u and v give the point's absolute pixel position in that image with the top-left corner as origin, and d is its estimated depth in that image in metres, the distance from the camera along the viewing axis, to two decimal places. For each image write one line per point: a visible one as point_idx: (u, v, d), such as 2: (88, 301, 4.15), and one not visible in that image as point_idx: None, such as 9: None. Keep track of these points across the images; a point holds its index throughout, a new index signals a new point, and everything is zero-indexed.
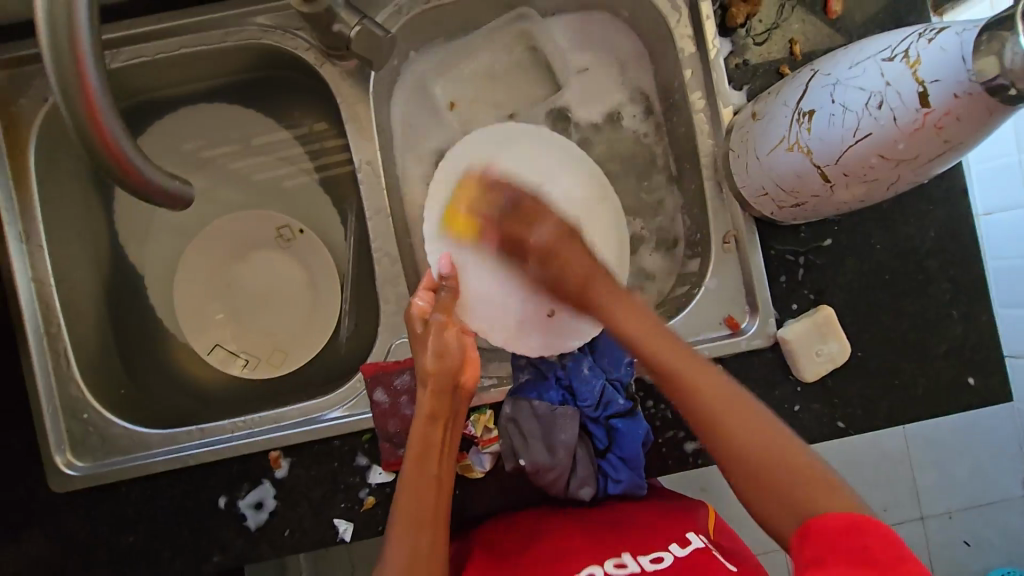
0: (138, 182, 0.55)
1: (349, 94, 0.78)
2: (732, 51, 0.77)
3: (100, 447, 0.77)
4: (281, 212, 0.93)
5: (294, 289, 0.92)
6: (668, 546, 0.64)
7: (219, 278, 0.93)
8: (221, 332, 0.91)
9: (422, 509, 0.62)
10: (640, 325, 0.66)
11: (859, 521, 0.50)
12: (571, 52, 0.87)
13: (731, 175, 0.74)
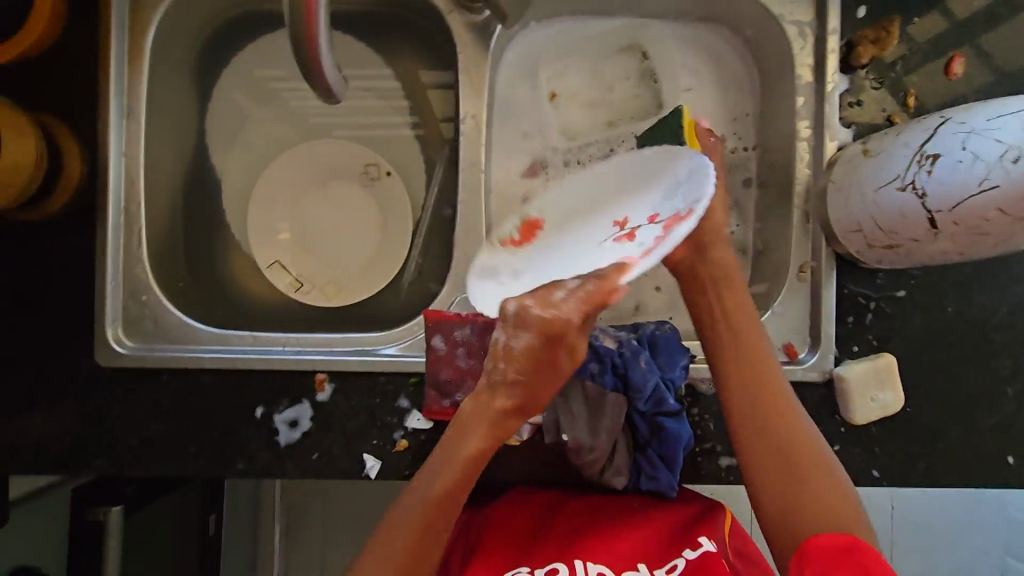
0: (316, 69, 0.57)
1: (469, 47, 0.79)
2: (847, 89, 0.78)
3: (153, 332, 0.77)
4: (368, 149, 0.94)
5: (364, 225, 0.93)
6: (683, 551, 0.65)
7: (292, 198, 0.93)
8: (284, 250, 0.91)
9: (450, 487, 0.62)
10: (733, 341, 0.67)
11: (852, 542, 0.55)
12: (685, 58, 0.88)
13: (826, 208, 0.74)
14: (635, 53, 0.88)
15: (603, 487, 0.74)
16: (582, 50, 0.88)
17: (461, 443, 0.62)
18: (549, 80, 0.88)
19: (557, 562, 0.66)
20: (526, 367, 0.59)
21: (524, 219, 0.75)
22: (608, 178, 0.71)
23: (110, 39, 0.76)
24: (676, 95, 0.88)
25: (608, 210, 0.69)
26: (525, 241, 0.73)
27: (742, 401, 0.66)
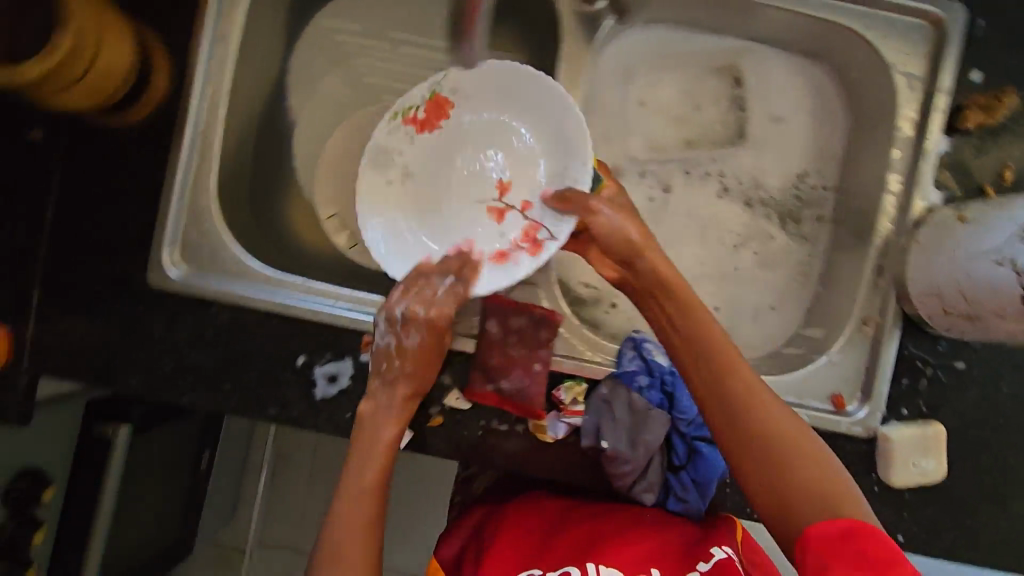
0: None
1: (575, 38, 0.78)
2: (946, 151, 0.76)
3: (209, 261, 0.75)
4: None
5: None
6: (694, 564, 0.62)
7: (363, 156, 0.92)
8: (346, 206, 0.91)
9: (373, 484, 0.66)
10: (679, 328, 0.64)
11: (856, 526, 0.51)
12: (779, 92, 0.88)
13: (906, 268, 0.74)
14: (730, 77, 0.88)
15: (629, 499, 0.73)
16: (683, 67, 0.88)
17: (380, 433, 0.68)
18: (641, 89, 0.89)
19: (568, 564, 0.65)
20: (427, 356, 0.71)
21: (434, 93, 0.78)
22: (517, 120, 0.79)
23: None
24: (762, 130, 0.88)
25: (481, 139, 0.81)
26: (429, 122, 0.80)
27: (719, 410, 0.60)
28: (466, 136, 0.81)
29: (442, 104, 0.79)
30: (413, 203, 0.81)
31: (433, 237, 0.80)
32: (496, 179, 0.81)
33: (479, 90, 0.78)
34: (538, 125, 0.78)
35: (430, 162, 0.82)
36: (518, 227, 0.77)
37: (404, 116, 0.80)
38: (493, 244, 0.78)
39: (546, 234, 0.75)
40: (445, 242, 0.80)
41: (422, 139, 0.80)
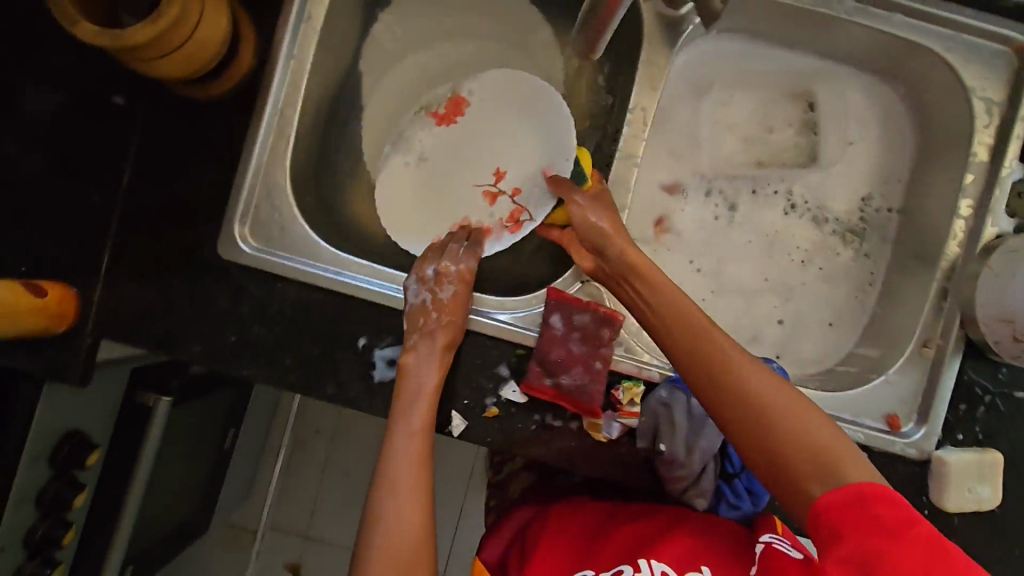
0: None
1: (654, 41, 0.78)
2: (1022, 179, 0.76)
3: (277, 235, 0.76)
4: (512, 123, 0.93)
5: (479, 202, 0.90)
6: (746, 568, 0.60)
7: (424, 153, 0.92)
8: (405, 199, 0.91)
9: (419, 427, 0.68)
10: (660, 307, 0.65)
11: (883, 491, 0.50)
12: (851, 111, 0.88)
13: (974, 293, 0.73)
14: (802, 104, 0.89)
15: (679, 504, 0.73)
16: (761, 83, 0.88)
17: (422, 380, 0.70)
18: (716, 105, 0.89)
19: (622, 563, 0.63)
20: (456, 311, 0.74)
21: (454, 93, 0.91)
22: (515, 115, 0.89)
23: None
24: (834, 154, 0.88)
25: (488, 134, 0.89)
26: (448, 116, 0.91)
27: (708, 386, 0.59)
28: (473, 128, 0.90)
29: (459, 103, 0.91)
30: (420, 180, 0.89)
31: (432, 212, 0.88)
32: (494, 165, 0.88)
33: (491, 92, 0.90)
34: (532, 123, 0.88)
35: (445, 141, 0.90)
36: (506, 210, 0.86)
37: (429, 110, 0.91)
38: (486, 221, 0.86)
39: (526, 216, 0.84)
40: (436, 220, 0.87)
41: (444, 129, 0.90)
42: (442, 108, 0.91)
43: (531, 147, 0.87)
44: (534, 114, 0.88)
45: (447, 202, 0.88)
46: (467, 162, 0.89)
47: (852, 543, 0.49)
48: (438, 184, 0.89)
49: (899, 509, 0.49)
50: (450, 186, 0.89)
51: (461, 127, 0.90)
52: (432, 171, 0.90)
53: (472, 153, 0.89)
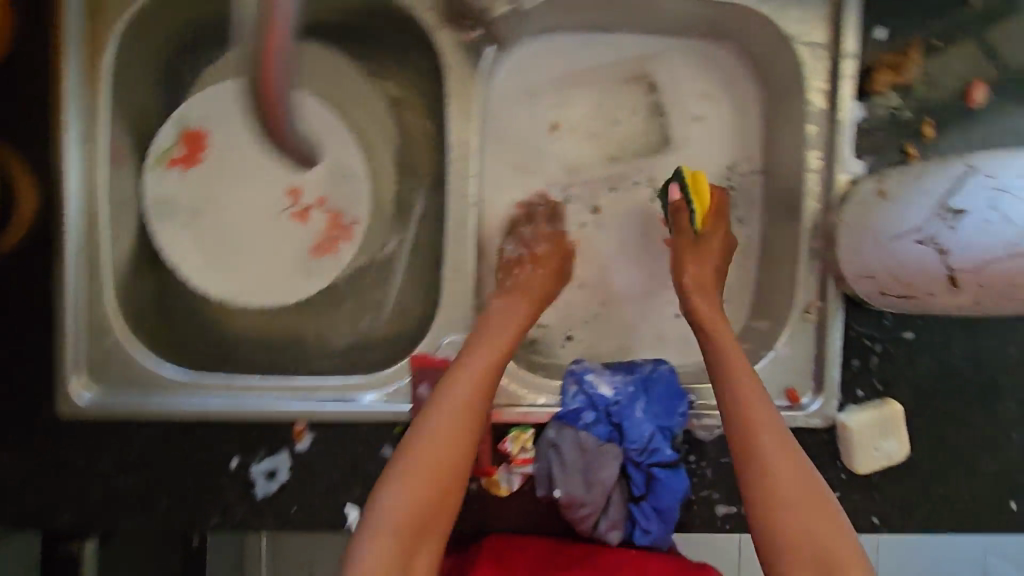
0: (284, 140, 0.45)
1: (457, 68, 0.72)
2: (861, 117, 0.73)
3: (120, 377, 0.71)
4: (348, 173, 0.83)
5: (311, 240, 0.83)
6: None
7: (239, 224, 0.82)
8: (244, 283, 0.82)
9: (467, 432, 0.61)
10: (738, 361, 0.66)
11: None
12: (695, 77, 0.83)
13: (837, 249, 0.70)
14: (644, 85, 0.83)
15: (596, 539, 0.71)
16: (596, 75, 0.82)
17: (480, 359, 0.65)
18: (553, 109, 0.83)
19: None
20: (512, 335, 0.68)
21: (181, 128, 0.81)
22: None
23: (62, 60, 0.68)
24: (681, 134, 0.83)
25: (253, 159, 0.82)
26: (192, 156, 0.81)
27: (759, 436, 0.60)
28: (240, 160, 0.82)
29: (196, 137, 0.81)
30: (210, 239, 0.81)
31: (248, 264, 0.82)
32: (282, 186, 0.82)
33: (224, 112, 0.81)
34: (301, 131, 0.82)
35: (211, 186, 0.81)
36: (323, 222, 0.83)
37: (166, 159, 0.80)
38: (315, 246, 0.83)
39: (349, 219, 0.83)
40: (255, 267, 0.82)
41: (195, 172, 0.81)
42: (182, 151, 0.80)
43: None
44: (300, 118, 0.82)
45: (257, 247, 0.82)
46: (253, 195, 0.82)
47: None
48: (239, 233, 0.82)
49: None
50: (249, 228, 0.82)
51: (220, 164, 0.81)
52: (216, 223, 0.81)
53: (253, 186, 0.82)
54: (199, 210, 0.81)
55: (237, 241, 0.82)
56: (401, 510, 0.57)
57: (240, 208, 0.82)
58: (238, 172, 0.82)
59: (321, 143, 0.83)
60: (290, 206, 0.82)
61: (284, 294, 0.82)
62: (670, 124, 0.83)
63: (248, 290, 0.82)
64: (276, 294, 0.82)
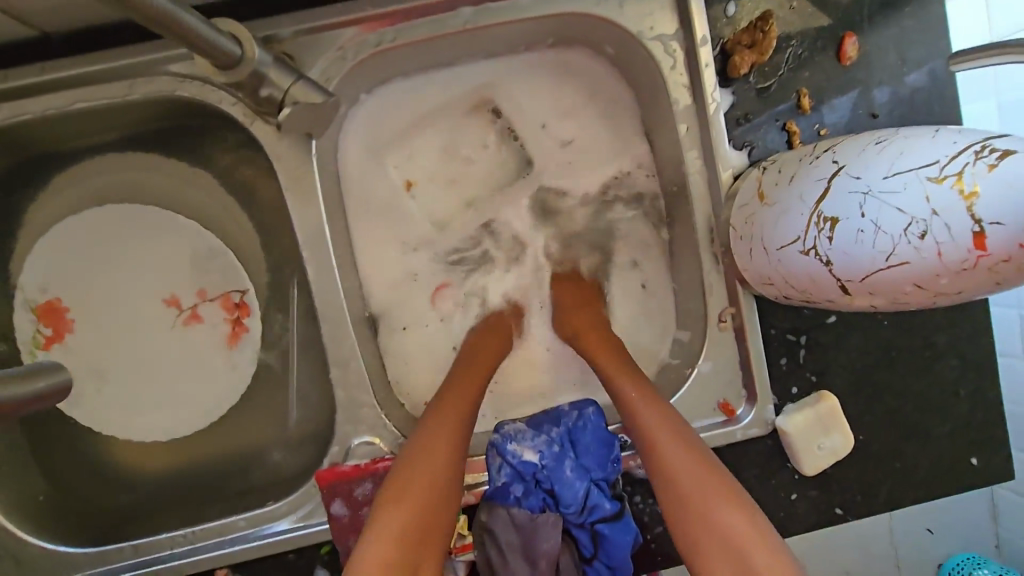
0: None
1: (288, 158, 0.65)
2: (733, 104, 0.67)
3: (18, 570, 0.66)
4: (217, 268, 0.76)
5: (213, 335, 0.77)
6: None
7: (130, 353, 0.75)
8: (154, 415, 0.76)
9: (449, 458, 0.57)
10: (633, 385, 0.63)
11: None
12: (562, 94, 0.76)
13: (733, 253, 0.65)
14: (487, 114, 0.77)
15: None
16: (453, 114, 0.77)
17: (456, 396, 0.63)
18: (399, 169, 0.76)
19: None
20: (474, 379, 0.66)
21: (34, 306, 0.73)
22: (132, 248, 0.75)
23: None
24: (558, 162, 0.77)
25: (124, 291, 0.75)
26: (64, 326, 0.74)
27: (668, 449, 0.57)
28: (102, 295, 0.74)
29: (55, 309, 0.74)
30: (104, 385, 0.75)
31: (158, 396, 0.76)
32: (160, 304, 0.76)
33: (66, 253, 0.74)
34: (158, 241, 0.75)
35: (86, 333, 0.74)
36: (217, 311, 0.77)
37: (39, 345, 0.73)
38: (217, 339, 0.77)
39: (237, 293, 0.77)
40: (164, 389, 0.76)
41: (72, 342, 0.74)
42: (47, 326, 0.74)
43: (175, 260, 0.76)
44: (151, 227, 0.75)
45: (159, 368, 0.76)
46: (134, 321, 0.75)
47: None
48: (136, 363, 0.75)
49: None
50: (142, 355, 0.76)
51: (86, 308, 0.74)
52: (103, 366, 0.75)
53: (133, 311, 0.75)
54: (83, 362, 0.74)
55: (133, 374, 0.76)
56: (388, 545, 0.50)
57: (127, 337, 0.75)
58: (107, 308, 0.75)
59: (185, 241, 0.76)
60: (178, 313, 0.76)
61: (202, 408, 0.77)
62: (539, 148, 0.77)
63: (169, 422, 0.76)
64: (195, 410, 0.77)
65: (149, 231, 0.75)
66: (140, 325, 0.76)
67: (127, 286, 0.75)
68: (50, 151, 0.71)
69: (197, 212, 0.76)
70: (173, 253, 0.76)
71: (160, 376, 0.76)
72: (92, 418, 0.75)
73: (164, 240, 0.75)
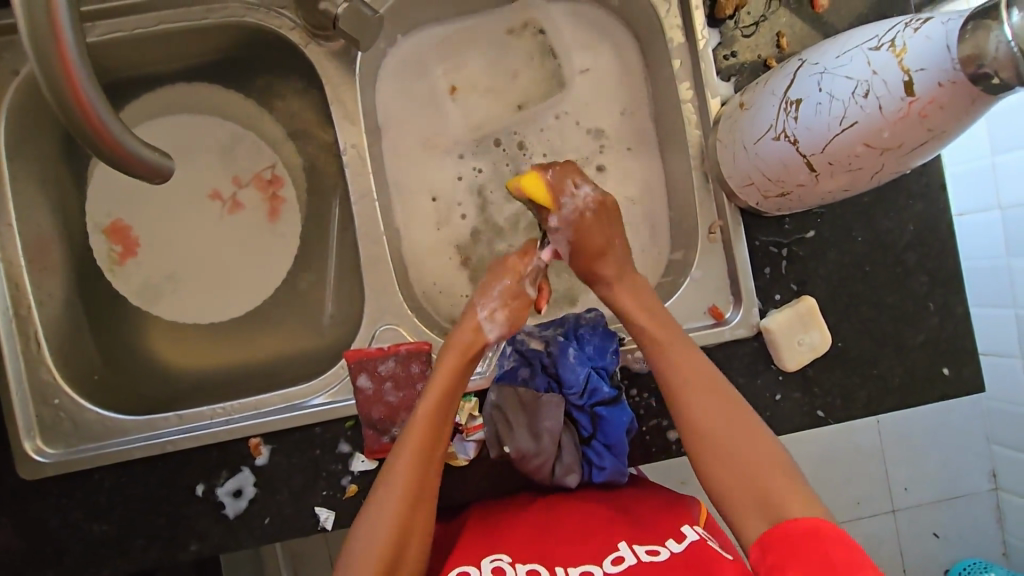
0: (130, 163, 0.50)
1: (335, 77, 0.76)
2: (720, 43, 0.77)
3: (74, 433, 0.73)
4: (258, 158, 0.88)
5: (253, 219, 0.88)
6: (666, 541, 0.62)
7: (179, 240, 0.87)
8: (197, 298, 0.87)
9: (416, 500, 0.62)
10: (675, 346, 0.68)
11: (817, 527, 0.54)
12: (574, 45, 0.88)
13: (719, 166, 0.74)
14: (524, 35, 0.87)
15: (558, 487, 0.73)
16: (478, 57, 0.87)
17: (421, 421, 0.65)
18: (444, 74, 0.87)
19: (536, 562, 0.61)
20: (443, 400, 0.66)
21: (106, 227, 0.85)
22: (190, 163, 0.87)
23: None
24: (572, 98, 0.88)
25: (179, 194, 0.87)
26: (131, 244, 0.86)
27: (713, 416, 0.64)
28: (164, 202, 0.87)
29: (122, 229, 0.86)
30: (157, 270, 0.86)
31: (208, 295, 0.87)
32: (205, 198, 0.87)
33: None
34: (213, 156, 0.87)
35: (145, 236, 0.86)
36: (256, 194, 0.88)
37: (115, 261, 0.85)
38: (260, 216, 0.88)
39: (267, 169, 0.88)
40: (209, 268, 0.87)
41: (142, 255, 0.86)
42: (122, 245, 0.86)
43: (224, 174, 0.88)
44: (208, 135, 0.87)
45: (205, 252, 0.87)
46: (187, 211, 0.87)
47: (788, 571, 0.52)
48: (186, 247, 0.87)
49: (850, 554, 0.52)
50: (190, 241, 0.87)
51: (146, 213, 0.86)
52: (158, 257, 0.86)
53: (188, 207, 0.87)
54: (147, 254, 0.86)
55: (185, 260, 0.87)
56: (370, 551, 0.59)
57: (180, 228, 0.87)
58: (169, 206, 0.87)
59: (233, 148, 0.88)
60: (223, 203, 0.88)
61: (245, 305, 0.87)
62: (559, 89, 0.88)
63: (214, 301, 0.87)
64: (234, 293, 0.87)
65: (204, 139, 0.87)
66: (191, 222, 0.87)
67: (184, 195, 0.87)
68: (128, 75, 0.82)
69: (248, 136, 0.88)
70: (222, 153, 0.87)
71: (205, 258, 0.87)
72: (156, 311, 0.86)
73: (219, 156, 0.87)
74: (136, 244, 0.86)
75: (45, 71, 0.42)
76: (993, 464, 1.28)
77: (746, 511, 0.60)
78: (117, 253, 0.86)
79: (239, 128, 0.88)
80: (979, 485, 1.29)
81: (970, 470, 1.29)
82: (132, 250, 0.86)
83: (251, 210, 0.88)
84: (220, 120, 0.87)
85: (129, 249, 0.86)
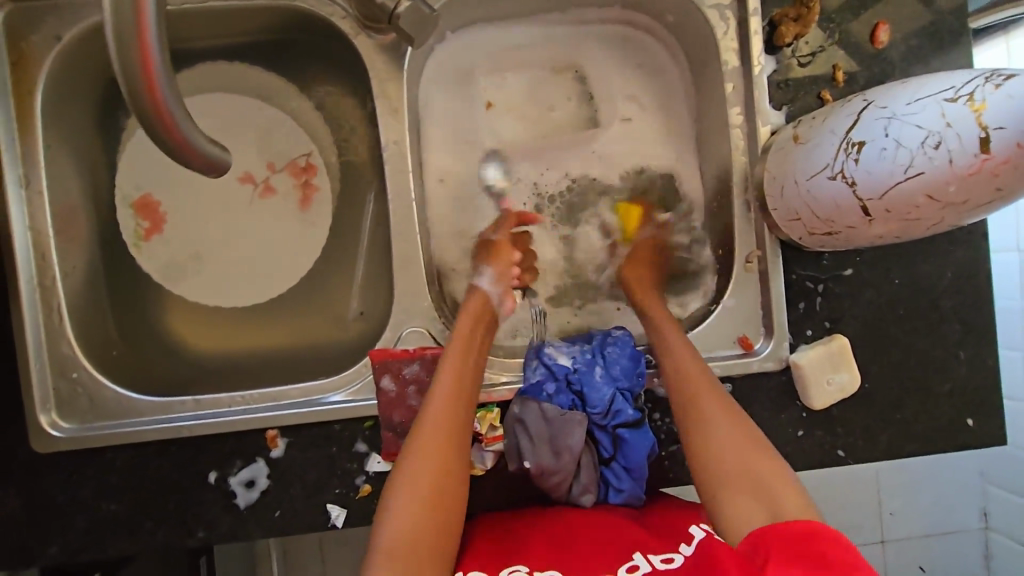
0: (188, 152, 0.48)
1: (382, 71, 0.74)
2: (775, 70, 0.75)
3: (90, 410, 0.72)
4: (293, 143, 0.87)
5: (283, 205, 0.87)
6: (678, 546, 0.61)
7: (207, 220, 0.86)
8: (220, 280, 0.86)
9: (447, 448, 0.60)
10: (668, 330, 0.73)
11: (812, 527, 0.52)
12: (622, 57, 0.86)
13: (764, 197, 0.73)
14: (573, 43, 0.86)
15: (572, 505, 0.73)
16: (524, 60, 0.86)
17: (446, 371, 0.66)
18: (485, 88, 0.86)
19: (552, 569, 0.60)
20: (464, 350, 0.68)
21: (133, 201, 0.84)
22: (224, 142, 0.85)
23: None
24: (617, 114, 0.87)
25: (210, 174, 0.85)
26: (157, 221, 0.84)
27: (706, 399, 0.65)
28: (194, 180, 0.85)
29: (150, 204, 0.84)
30: (181, 249, 0.85)
31: (232, 278, 0.86)
32: (237, 180, 0.86)
33: None
34: (247, 138, 0.86)
35: (172, 213, 0.85)
36: (288, 179, 0.87)
37: (141, 236, 0.84)
38: (290, 203, 0.87)
39: (303, 157, 0.87)
40: (234, 251, 0.86)
41: (168, 233, 0.85)
42: (149, 221, 0.84)
43: (257, 157, 0.86)
44: (244, 116, 0.85)
45: (231, 234, 0.86)
46: (216, 191, 0.86)
47: (775, 561, 0.50)
48: (213, 228, 0.86)
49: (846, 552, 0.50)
50: (217, 222, 0.86)
51: (175, 190, 0.85)
52: (184, 235, 0.85)
53: (218, 187, 0.86)
54: (173, 233, 0.85)
55: (211, 240, 0.86)
56: (396, 544, 0.54)
57: (209, 208, 0.86)
58: (199, 186, 0.85)
59: (269, 132, 0.86)
60: (254, 186, 0.86)
61: (268, 292, 0.86)
62: (604, 102, 0.87)
63: (237, 285, 0.86)
64: (258, 278, 0.86)
65: (240, 119, 0.85)
66: (220, 203, 0.86)
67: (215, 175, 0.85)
68: (170, 49, 0.81)
69: (285, 121, 0.86)
70: (257, 135, 0.86)
71: (232, 240, 0.86)
72: (178, 290, 0.85)
73: (254, 139, 0.86)
74: (164, 220, 0.85)
75: (118, 50, 0.41)
76: (985, 504, 1.28)
77: (735, 496, 0.59)
78: (143, 227, 0.84)
79: (276, 111, 0.86)
80: (974, 525, 1.29)
81: (969, 510, 1.29)
82: (159, 226, 0.85)
83: (283, 196, 0.87)
84: (258, 102, 0.86)
85: (156, 225, 0.85)
